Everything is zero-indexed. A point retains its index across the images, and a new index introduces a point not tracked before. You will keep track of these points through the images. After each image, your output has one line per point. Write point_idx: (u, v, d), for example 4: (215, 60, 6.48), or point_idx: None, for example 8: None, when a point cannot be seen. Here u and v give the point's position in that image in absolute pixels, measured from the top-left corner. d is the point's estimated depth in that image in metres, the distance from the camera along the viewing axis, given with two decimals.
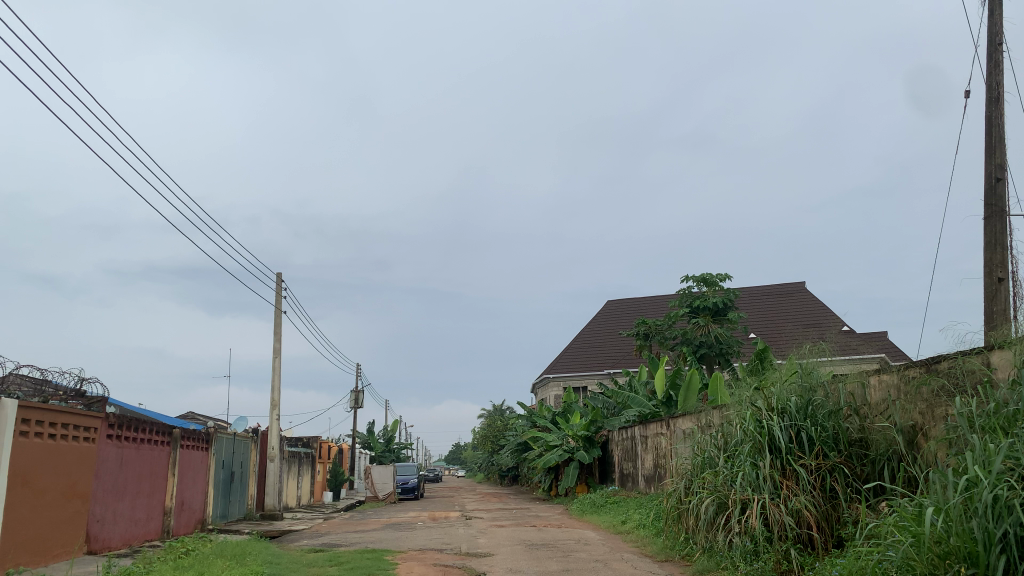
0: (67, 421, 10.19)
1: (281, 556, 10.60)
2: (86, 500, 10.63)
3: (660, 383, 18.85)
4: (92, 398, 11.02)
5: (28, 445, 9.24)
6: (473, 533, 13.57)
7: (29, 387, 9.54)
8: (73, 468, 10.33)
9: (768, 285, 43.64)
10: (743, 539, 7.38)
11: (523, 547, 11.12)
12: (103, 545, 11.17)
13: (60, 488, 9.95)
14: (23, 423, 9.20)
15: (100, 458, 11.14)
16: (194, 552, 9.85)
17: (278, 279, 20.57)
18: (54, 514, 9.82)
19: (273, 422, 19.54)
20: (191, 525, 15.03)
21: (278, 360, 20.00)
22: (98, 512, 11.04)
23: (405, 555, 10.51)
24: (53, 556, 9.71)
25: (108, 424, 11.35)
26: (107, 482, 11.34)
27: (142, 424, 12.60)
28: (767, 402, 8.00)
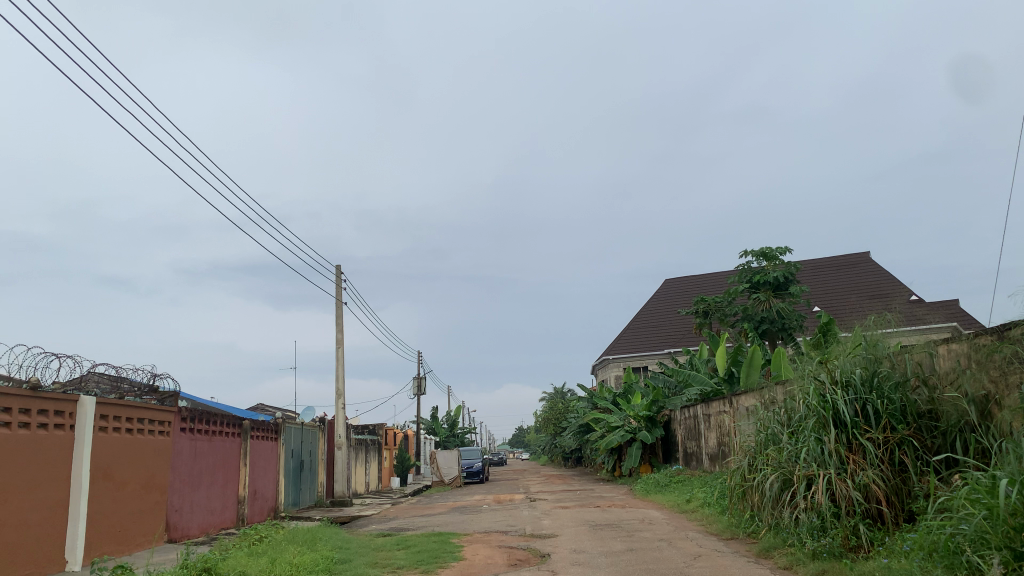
0: (142, 415, 10.61)
1: (352, 541, 10.86)
2: (164, 491, 11.06)
3: (721, 361, 18.63)
4: (166, 393, 11.47)
5: (107, 440, 9.69)
6: (536, 514, 13.70)
7: (106, 384, 10.00)
8: (151, 462, 10.77)
9: (831, 258, 42.60)
10: (810, 515, 7.27)
11: (586, 528, 11.18)
12: (183, 534, 11.65)
13: (139, 480, 10.39)
14: (102, 419, 9.66)
15: (175, 450, 11.58)
16: (268, 538, 10.19)
17: (338, 272, 20.90)
18: (135, 503, 10.24)
19: (337, 411, 19.96)
20: (264, 513, 15.52)
21: (340, 350, 20.41)
22: (177, 502, 11.51)
23: (471, 538, 10.66)
24: (136, 545, 10.19)
25: (181, 417, 11.78)
26: (183, 473, 11.76)
27: (213, 416, 13.02)
28: (830, 376, 7.82)
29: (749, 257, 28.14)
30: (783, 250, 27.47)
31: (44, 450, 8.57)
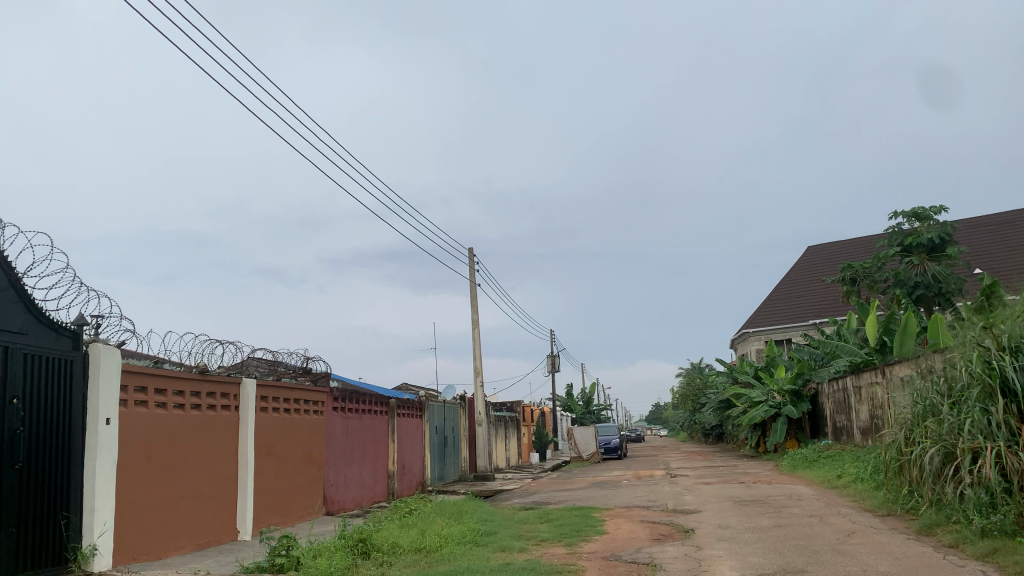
0: (298, 396, 11.29)
1: (496, 514, 11.14)
2: (320, 466, 11.77)
3: (872, 330, 17.65)
4: (318, 374, 12.14)
5: (268, 419, 10.41)
6: (678, 490, 13.56)
7: (264, 367, 10.71)
8: (308, 439, 11.48)
9: (994, 215, 39.27)
10: (977, 491, 6.79)
11: (731, 504, 10.94)
12: (339, 506, 12.37)
13: (298, 456, 11.11)
14: (263, 399, 10.38)
15: (329, 428, 12.28)
16: (417, 511, 10.64)
17: (470, 254, 21.34)
18: (296, 478, 10.98)
19: (477, 389, 20.47)
20: (413, 487, 16.20)
21: (477, 330, 20.88)
22: (333, 477, 12.22)
23: (613, 513, 10.69)
24: (298, 516, 10.93)
25: (333, 397, 12.46)
26: (336, 450, 12.46)
27: (361, 395, 13.67)
28: (997, 341, 7.23)
29: (900, 219, 26.39)
30: (939, 209, 25.56)
31: (214, 430, 9.33)
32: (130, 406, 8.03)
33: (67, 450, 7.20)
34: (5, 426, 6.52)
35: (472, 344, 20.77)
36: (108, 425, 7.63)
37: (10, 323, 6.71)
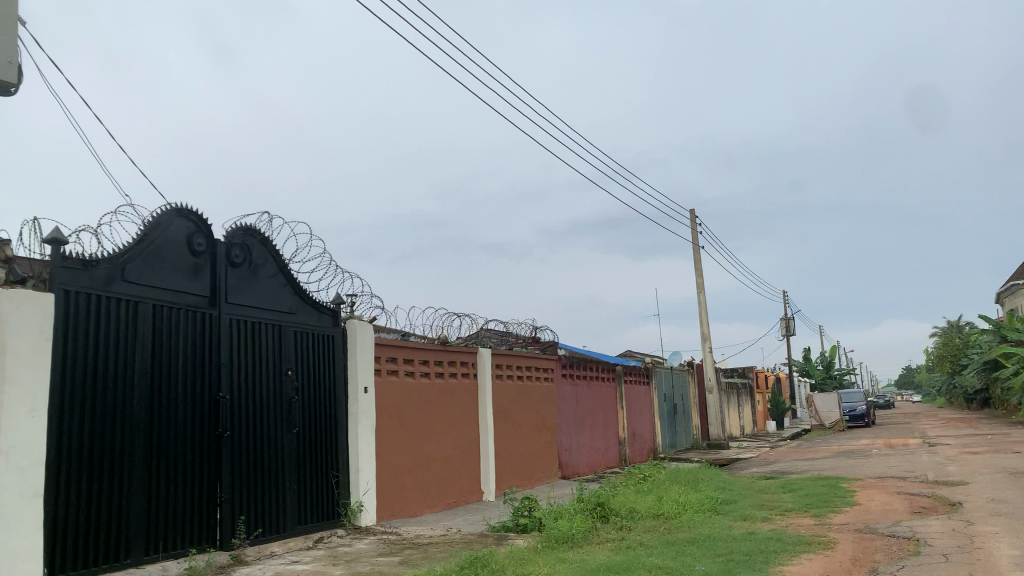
0: (529, 364, 11.70)
1: (734, 482, 10.85)
2: (554, 432, 12.15)
3: None
4: (547, 342, 12.50)
5: (503, 386, 10.90)
6: (939, 461, 12.37)
7: (496, 337, 11.29)
8: (541, 405, 11.88)
9: None
10: None
11: (1005, 476, 9.80)
12: (574, 471, 12.71)
13: (532, 422, 11.54)
14: (498, 368, 10.88)
15: (560, 395, 12.61)
16: (651, 477, 10.64)
17: (692, 217, 20.80)
18: (532, 443, 11.42)
19: (705, 355, 20.02)
20: (644, 453, 16.25)
21: (703, 295, 20.37)
22: (566, 443, 12.57)
23: (864, 483, 9.99)
24: (536, 479, 11.39)
25: (562, 364, 12.76)
26: (568, 416, 12.78)
27: (589, 363, 13.89)
28: None
29: None
30: None
31: (456, 397, 9.93)
32: (384, 375, 8.75)
33: (334, 415, 8.01)
34: (282, 395, 7.37)
35: (698, 309, 20.30)
36: (366, 392, 8.39)
37: (281, 304, 7.56)
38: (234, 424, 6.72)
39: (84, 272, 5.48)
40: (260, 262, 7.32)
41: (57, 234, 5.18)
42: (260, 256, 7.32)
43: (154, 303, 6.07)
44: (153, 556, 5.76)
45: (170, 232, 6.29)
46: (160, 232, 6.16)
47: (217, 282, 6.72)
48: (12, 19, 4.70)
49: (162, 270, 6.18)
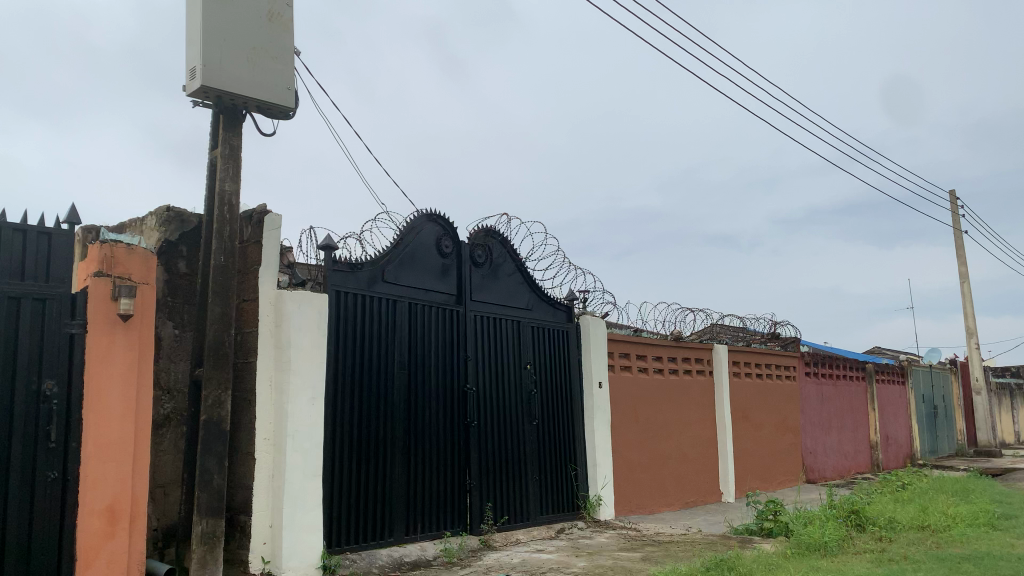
0: (768, 361, 11.19)
1: (1015, 496, 9.61)
2: (798, 433, 11.52)
3: None
4: (788, 339, 11.89)
5: (741, 384, 10.53)
6: None
7: (732, 333, 10.93)
8: (782, 405, 11.32)
9: None
10: None
11: None
12: (820, 475, 11.96)
13: (773, 422, 11.03)
14: (735, 365, 10.53)
15: (804, 394, 11.92)
16: (912, 485, 9.72)
17: (952, 198, 18.73)
18: (773, 444, 10.92)
19: (972, 351, 17.94)
20: (900, 459, 14.91)
21: (967, 285, 18.27)
22: (811, 445, 11.86)
23: None
24: (778, 483, 10.88)
25: (805, 362, 12.06)
26: (813, 417, 12.05)
27: (836, 360, 12.99)
28: None
29: None
30: None
31: (692, 394, 9.73)
32: (618, 371, 8.79)
33: (571, 410, 8.17)
34: (522, 388, 7.65)
35: (963, 300, 18.23)
36: (601, 387, 8.47)
37: (520, 302, 7.85)
38: (480, 415, 7.07)
39: (350, 275, 6.04)
40: (500, 262, 7.64)
41: (327, 241, 5.75)
42: (500, 256, 7.65)
43: (409, 302, 6.55)
44: (413, 535, 6.21)
45: (421, 236, 6.75)
46: (414, 236, 6.64)
47: (463, 281, 7.12)
48: (291, 50, 5.29)
49: (415, 272, 6.65)
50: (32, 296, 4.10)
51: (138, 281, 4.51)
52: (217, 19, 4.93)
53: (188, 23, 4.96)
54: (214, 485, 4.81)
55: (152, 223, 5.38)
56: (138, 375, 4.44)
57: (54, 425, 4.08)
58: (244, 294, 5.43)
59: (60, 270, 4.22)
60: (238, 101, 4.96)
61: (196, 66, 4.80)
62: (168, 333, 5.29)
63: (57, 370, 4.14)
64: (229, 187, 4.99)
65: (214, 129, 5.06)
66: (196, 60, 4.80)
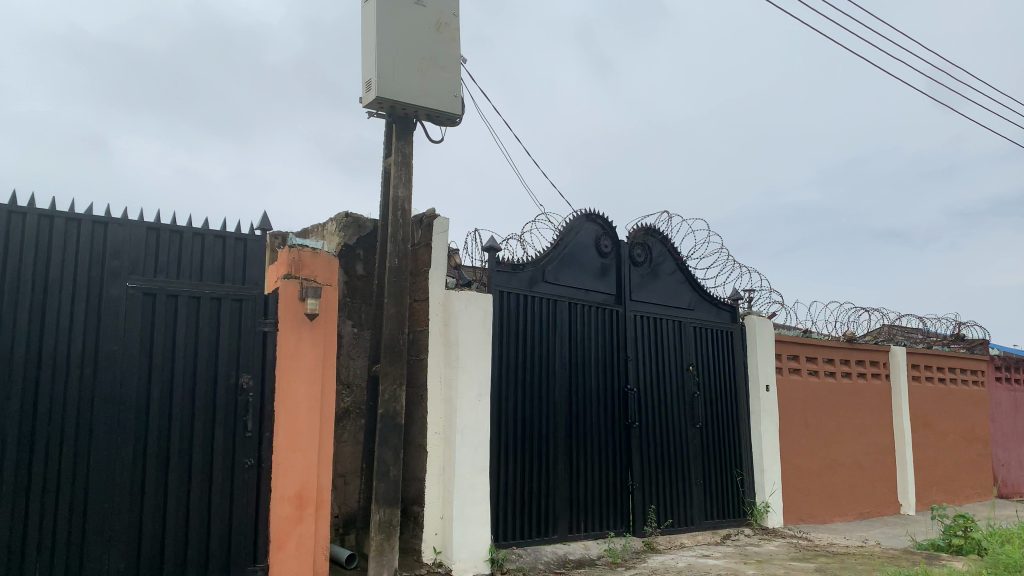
0: (953, 365, 10.37)
1: None
2: (988, 444, 10.59)
3: None
4: (975, 341, 10.95)
5: (921, 390, 9.82)
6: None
7: (911, 334, 10.21)
8: (969, 412, 10.44)
9: None
10: None
11: None
12: (1014, 491, 10.93)
13: (959, 431, 10.20)
14: (914, 368, 9.83)
15: (994, 401, 10.94)
16: None
17: None
18: (959, 455, 10.10)
19: None
20: None
21: None
22: (1003, 457, 10.87)
23: None
24: (966, 497, 10.05)
25: (996, 366, 11.06)
26: (1005, 426, 11.03)
27: None
28: None
29: None
30: None
31: (868, 399, 9.17)
32: (786, 374, 8.43)
33: (736, 413, 7.92)
34: (685, 390, 7.50)
35: None
36: (769, 391, 8.15)
37: (682, 301, 7.70)
38: (642, 417, 7.00)
39: (513, 275, 6.16)
40: (660, 261, 7.53)
41: (492, 242, 5.90)
42: (660, 255, 7.54)
43: (569, 302, 6.59)
44: (577, 534, 6.25)
45: (581, 236, 6.77)
46: (573, 236, 6.67)
47: (622, 281, 7.08)
48: (458, 58, 5.46)
49: (575, 272, 6.69)
50: (231, 297, 4.48)
51: (323, 282, 4.79)
52: (391, 33, 5.17)
53: (364, 38, 5.25)
54: (391, 476, 5.04)
55: (332, 229, 5.66)
56: (322, 371, 4.73)
57: (250, 416, 4.43)
58: (415, 294, 5.67)
59: (255, 273, 4.58)
60: (409, 110, 5.19)
61: (372, 79, 5.07)
62: (347, 331, 5.64)
63: (253, 365, 4.50)
64: (402, 194, 5.23)
65: (387, 138, 5.33)
66: (372, 73, 5.07)
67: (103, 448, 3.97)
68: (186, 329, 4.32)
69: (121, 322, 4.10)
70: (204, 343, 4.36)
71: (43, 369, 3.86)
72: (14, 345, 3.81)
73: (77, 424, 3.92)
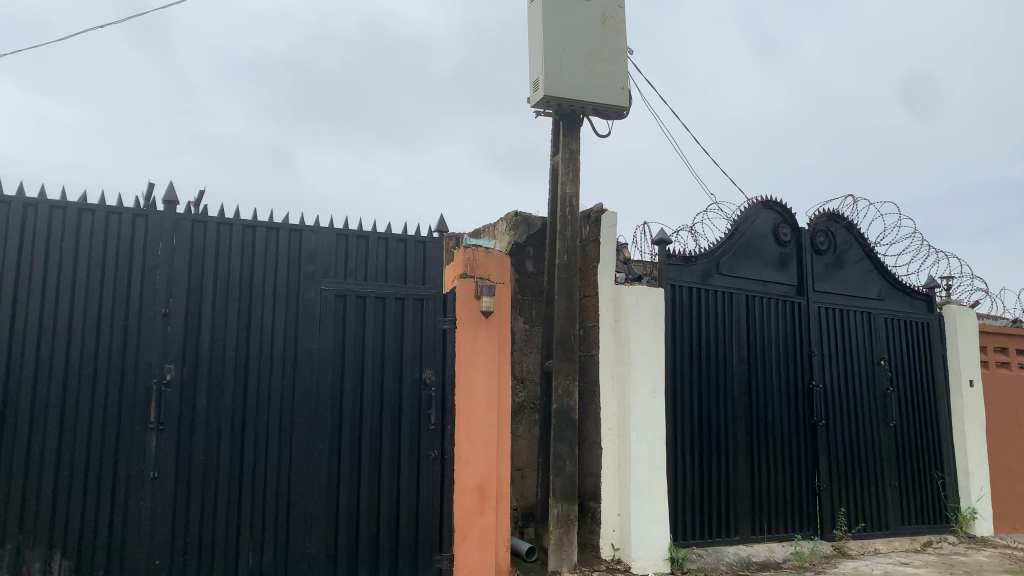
0: None
1: None
2: None
3: None
4: None
5: None
6: None
7: None
8: None
9: None
10: None
11: None
12: None
13: None
14: None
15: None
16: None
17: None
18: None
19: None
20: None
21: None
22: None
23: None
24: None
25: None
26: None
27: None
28: None
29: None
30: None
31: None
32: (993, 367, 7.68)
33: (936, 411, 7.31)
34: (876, 386, 7.02)
35: None
36: (973, 387, 7.45)
37: (870, 291, 7.20)
38: (829, 414, 6.62)
39: (686, 268, 6.02)
40: (845, 249, 7.08)
41: (661, 235, 5.78)
42: (845, 243, 7.08)
43: (746, 294, 6.35)
44: (760, 536, 6.01)
45: (757, 225, 6.49)
46: (749, 226, 6.41)
47: (804, 271, 6.72)
48: (624, 50, 5.40)
49: (752, 262, 6.43)
50: (413, 297, 4.67)
51: (496, 280, 4.88)
52: (557, 32, 5.20)
53: (530, 39, 5.31)
54: (567, 471, 5.06)
55: (502, 228, 5.78)
56: (499, 366, 4.81)
57: (433, 410, 4.60)
58: (585, 290, 5.68)
59: (433, 272, 4.75)
60: (576, 107, 5.20)
61: (539, 78, 5.13)
62: (520, 327, 5.74)
63: (434, 360, 4.67)
64: (569, 190, 5.25)
65: (555, 135, 5.37)
66: (539, 72, 5.13)
67: (304, 439, 4.27)
68: (374, 328, 4.55)
69: (316, 322, 4.40)
70: (389, 340, 4.58)
71: (252, 367, 4.22)
72: (227, 344, 4.18)
73: (281, 416, 4.24)
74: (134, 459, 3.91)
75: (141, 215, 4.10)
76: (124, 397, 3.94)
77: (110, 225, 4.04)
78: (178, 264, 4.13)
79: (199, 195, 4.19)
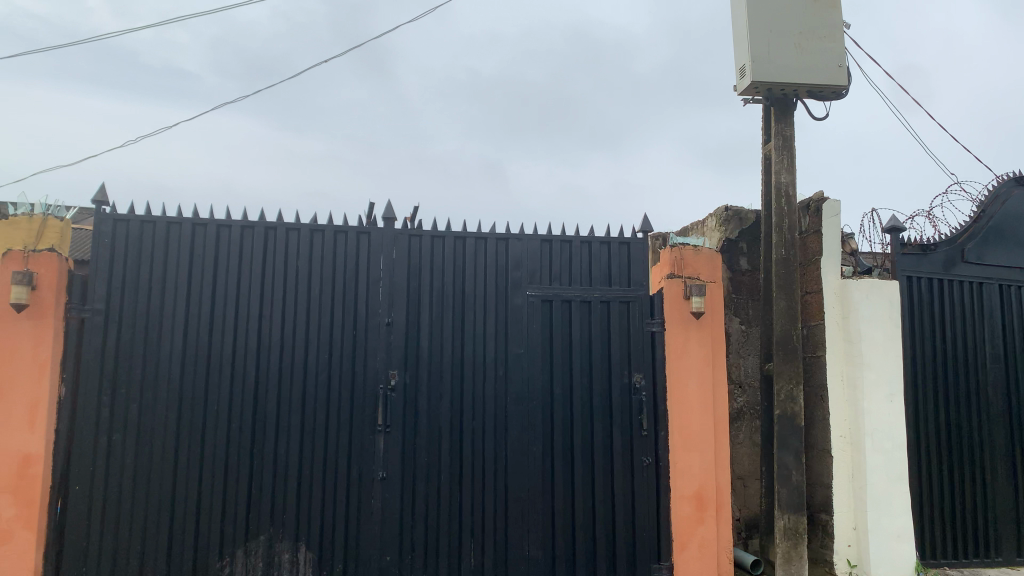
0: None
1: None
2: None
3: None
4: None
5: None
6: None
7: None
8: None
9: None
10: None
11: None
12: None
13: None
14: None
15: None
16: None
17: None
18: None
19: None
20: None
21: None
22: None
23: None
24: None
25: None
26: None
27: None
28: None
29: None
30: None
31: None
32: None
33: None
34: None
35: None
36: None
37: None
38: None
39: (924, 258, 5.41)
40: None
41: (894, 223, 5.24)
42: None
43: (999, 284, 5.63)
44: None
45: (1010, 204, 5.68)
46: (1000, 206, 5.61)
47: None
48: (840, 24, 4.99)
49: (1005, 248, 5.67)
50: (619, 300, 4.61)
51: (707, 279, 4.67)
52: (764, 13, 4.90)
53: (735, 25, 5.05)
54: (794, 481, 4.72)
55: (712, 223, 5.64)
56: (713, 369, 4.59)
57: (645, 415, 4.50)
58: (807, 286, 5.29)
59: (639, 274, 4.65)
60: (788, 90, 4.87)
61: (746, 64, 4.86)
62: (735, 329, 5.47)
63: (644, 364, 4.56)
64: (785, 178, 4.91)
65: (766, 123, 5.07)
66: (746, 58, 4.86)
67: (519, 442, 4.34)
68: (582, 332, 4.54)
69: (526, 327, 4.46)
70: (598, 344, 4.54)
71: (467, 372, 4.36)
72: (444, 352, 4.36)
73: (496, 419, 4.35)
74: (364, 460, 4.18)
75: (364, 232, 4.38)
76: (355, 402, 4.22)
77: (339, 244, 4.35)
78: (398, 276, 4.37)
79: (414, 210, 4.40)
